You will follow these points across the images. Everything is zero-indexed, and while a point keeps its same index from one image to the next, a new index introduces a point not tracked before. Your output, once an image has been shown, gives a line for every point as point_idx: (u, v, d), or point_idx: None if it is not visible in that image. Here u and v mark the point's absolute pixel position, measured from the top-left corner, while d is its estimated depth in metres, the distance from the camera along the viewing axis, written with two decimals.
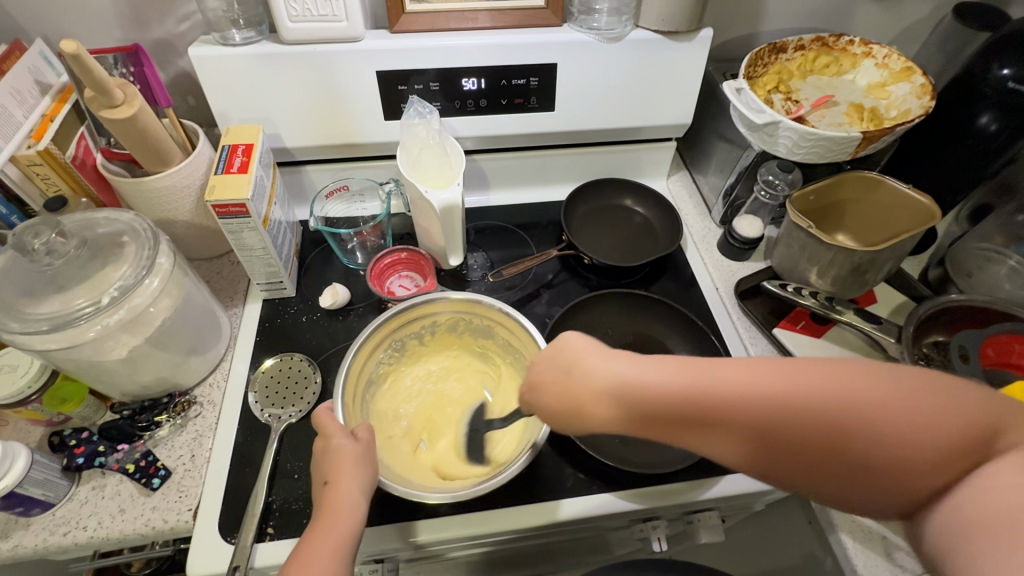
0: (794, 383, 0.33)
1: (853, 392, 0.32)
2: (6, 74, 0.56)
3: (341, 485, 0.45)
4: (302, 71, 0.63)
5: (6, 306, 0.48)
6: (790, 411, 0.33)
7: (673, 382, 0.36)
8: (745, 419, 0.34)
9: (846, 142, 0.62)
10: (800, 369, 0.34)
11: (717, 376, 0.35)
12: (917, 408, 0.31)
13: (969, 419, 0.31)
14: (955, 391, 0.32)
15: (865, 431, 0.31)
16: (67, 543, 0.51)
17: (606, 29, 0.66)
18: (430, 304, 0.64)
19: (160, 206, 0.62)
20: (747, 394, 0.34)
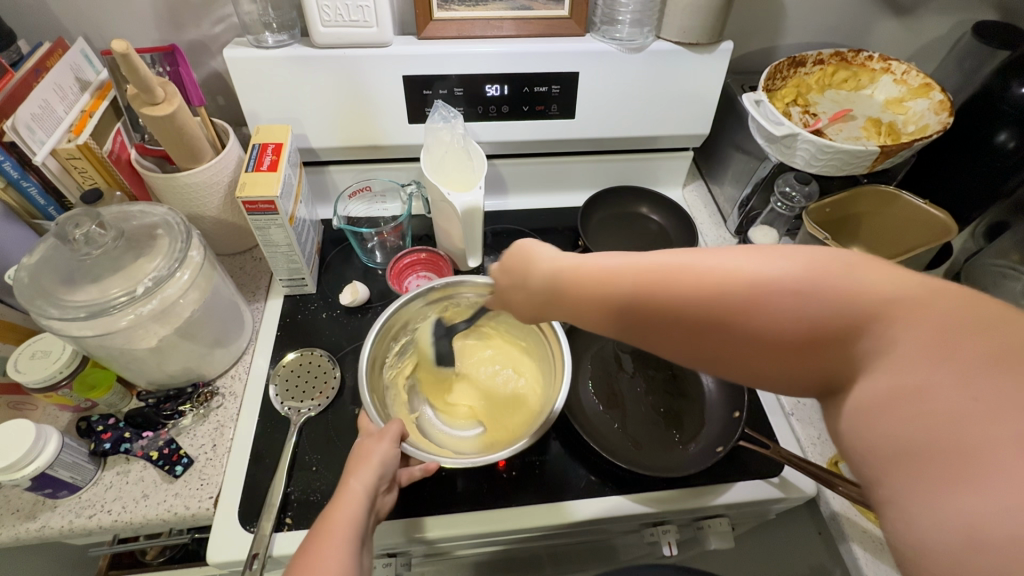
0: (700, 265, 0.33)
1: (742, 271, 0.31)
2: (49, 71, 0.58)
3: (351, 476, 0.46)
4: (332, 74, 0.65)
5: (46, 293, 0.49)
6: (685, 291, 0.32)
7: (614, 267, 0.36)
8: (637, 296, 0.34)
9: (863, 155, 0.63)
10: (724, 252, 0.33)
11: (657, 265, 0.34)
12: (813, 296, 0.29)
13: (889, 310, 0.28)
14: (877, 282, 0.29)
15: (753, 310, 0.30)
16: (92, 525, 0.52)
17: (628, 40, 0.68)
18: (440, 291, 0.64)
19: (190, 201, 0.63)
20: (657, 276, 0.33)
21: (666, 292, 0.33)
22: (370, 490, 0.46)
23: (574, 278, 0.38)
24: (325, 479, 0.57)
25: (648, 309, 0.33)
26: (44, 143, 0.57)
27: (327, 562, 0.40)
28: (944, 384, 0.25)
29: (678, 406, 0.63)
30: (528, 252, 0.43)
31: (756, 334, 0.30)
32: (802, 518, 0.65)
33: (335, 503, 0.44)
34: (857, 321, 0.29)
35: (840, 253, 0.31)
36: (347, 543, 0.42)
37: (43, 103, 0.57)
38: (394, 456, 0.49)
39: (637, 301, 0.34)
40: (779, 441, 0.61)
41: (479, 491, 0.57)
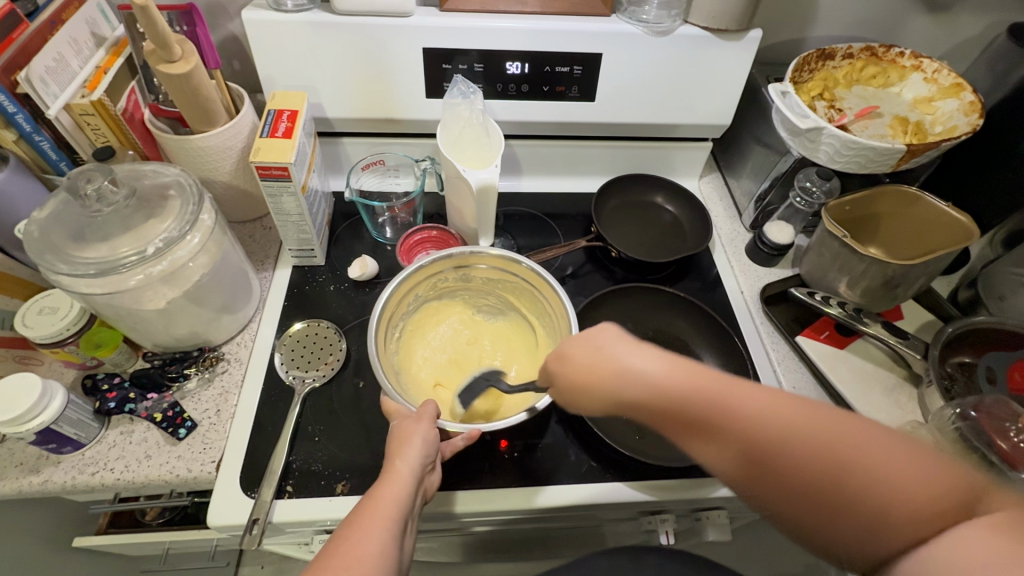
0: (791, 416, 0.35)
1: (823, 432, 0.35)
2: (65, 24, 0.57)
3: (402, 453, 0.46)
4: (351, 42, 0.64)
5: (55, 248, 0.49)
6: (777, 439, 0.35)
7: (680, 376, 0.38)
8: (727, 419, 0.36)
9: (889, 153, 0.61)
10: (796, 407, 0.36)
11: (728, 395, 0.37)
12: (885, 462, 0.33)
13: (942, 489, 0.32)
14: (922, 462, 0.33)
15: (849, 473, 0.34)
16: (95, 482, 0.53)
17: (655, 22, 0.66)
18: (439, 260, 0.63)
19: (203, 164, 0.63)
20: (752, 418, 0.36)
21: (748, 432, 0.36)
22: (417, 470, 0.45)
23: (656, 381, 0.38)
24: (327, 449, 0.57)
25: (742, 442, 0.36)
26: (58, 97, 0.56)
27: (371, 540, 0.39)
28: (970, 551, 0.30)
29: None
30: (600, 346, 0.42)
31: (841, 499, 0.34)
32: None
33: (380, 481, 0.44)
34: (915, 491, 0.33)
35: (869, 429, 0.35)
36: (392, 521, 0.41)
37: (58, 56, 0.56)
38: (436, 437, 0.49)
39: (738, 441, 0.36)
40: None
41: (480, 470, 0.57)
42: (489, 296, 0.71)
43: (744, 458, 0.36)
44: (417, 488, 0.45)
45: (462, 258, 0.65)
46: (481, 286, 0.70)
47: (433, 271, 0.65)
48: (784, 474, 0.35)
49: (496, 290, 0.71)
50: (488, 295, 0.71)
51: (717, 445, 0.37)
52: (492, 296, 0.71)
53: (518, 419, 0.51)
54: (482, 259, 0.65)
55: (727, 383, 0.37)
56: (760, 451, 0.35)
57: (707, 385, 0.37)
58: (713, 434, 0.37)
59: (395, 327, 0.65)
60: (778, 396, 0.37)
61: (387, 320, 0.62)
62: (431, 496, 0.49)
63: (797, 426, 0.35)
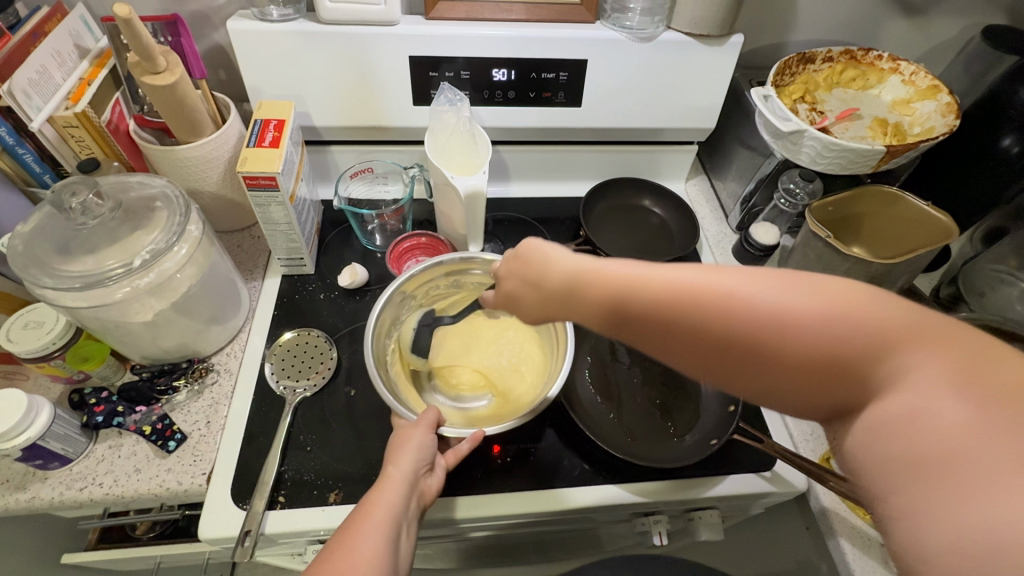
0: (718, 288, 0.32)
1: (765, 300, 0.31)
2: (48, 36, 0.57)
3: (398, 460, 0.46)
4: (337, 51, 0.64)
5: (39, 261, 0.49)
6: (696, 300, 0.32)
7: (605, 273, 0.36)
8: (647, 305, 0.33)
9: (869, 155, 0.63)
10: (714, 272, 0.33)
11: (645, 275, 0.34)
12: (807, 317, 0.30)
13: (885, 334, 0.29)
14: (888, 312, 0.29)
15: (768, 333, 0.30)
16: (83, 498, 0.52)
17: (638, 28, 0.67)
18: (430, 268, 0.64)
19: (189, 174, 0.62)
20: (669, 286, 0.33)
21: (662, 299, 0.33)
22: (412, 476, 0.45)
23: (593, 280, 0.37)
24: (319, 459, 0.57)
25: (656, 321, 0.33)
26: (41, 109, 0.56)
27: (365, 545, 0.39)
28: (939, 410, 0.26)
29: (673, 396, 0.64)
30: (544, 251, 0.41)
31: (765, 360, 0.30)
32: (791, 513, 0.66)
33: (375, 488, 0.44)
34: (844, 345, 0.29)
35: (822, 288, 0.30)
36: (384, 526, 0.41)
37: (41, 68, 0.55)
38: (433, 443, 0.49)
39: (655, 319, 0.33)
40: (772, 435, 0.62)
41: (474, 476, 0.57)
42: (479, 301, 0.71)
43: (660, 334, 0.33)
44: (411, 494, 0.45)
45: (452, 265, 0.66)
46: (474, 293, 0.70)
47: (423, 279, 0.65)
48: (705, 342, 0.32)
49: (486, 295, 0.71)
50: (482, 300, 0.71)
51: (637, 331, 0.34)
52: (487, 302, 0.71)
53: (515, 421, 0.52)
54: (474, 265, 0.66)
55: (650, 270, 0.35)
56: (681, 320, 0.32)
57: (630, 276, 0.35)
58: (636, 316, 0.34)
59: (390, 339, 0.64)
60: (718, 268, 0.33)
61: (383, 328, 0.62)
62: (431, 503, 0.48)
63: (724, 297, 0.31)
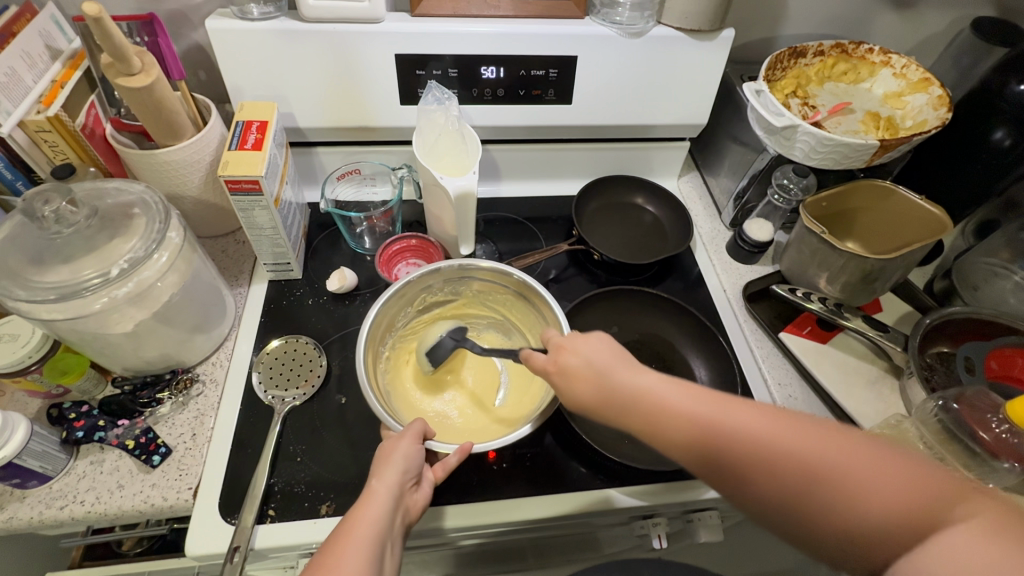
0: (792, 440, 0.37)
1: (828, 458, 0.36)
2: (17, 37, 0.55)
3: (384, 472, 0.45)
4: (320, 50, 0.62)
5: (12, 273, 0.47)
6: (775, 454, 0.37)
7: (683, 403, 0.40)
8: (723, 443, 0.38)
9: (863, 149, 0.62)
10: (787, 422, 0.38)
11: (724, 413, 0.39)
12: (867, 481, 0.35)
13: (934, 500, 0.34)
14: (924, 477, 0.35)
15: (834, 492, 0.35)
16: (64, 516, 0.50)
17: (628, 24, 0.66)
18: (431, 274, 0.62)
19: (169, 179, 0.60)
20: (746, 431, 0.38)
21: (743, 443, 0.38)
22: (398, 488, 0.44)
23: (670, 407, 0.40)
24: (310, 470, 0.55)
25: (733, 460, 0.38)
26: (11, 114, 0.53)
27: (349, 566, 0.38)
28: (969, 555, 0.33)
29: None
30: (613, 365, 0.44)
31: (825, 510, 0.36)
32: None
33: (360, 502, 0.42)
34: (898, 511, 0.34)
35: (872, 450, 0.36)
36: (368, 545, 0.40)
37: (10, 71, 0.53)
38: (421, 454, 0.48)
39: (736, 460, 0.38)
40: None
41: (469, 483, 0.56)
42: (477, 309, 0.70)
43: (738, 475, 0.38)
44: (396, 509, 0.43)
45: (452, 272, 0.64)
46: (471, 299, 0.69)
47: (418, 287, 0.63)
48: (776, 488, 0.37)
49: (485, 302, 0.69)
50: (479, 308, 0.70)
51: (712, 465, 0.39)
52: (483, 309, 0.70)
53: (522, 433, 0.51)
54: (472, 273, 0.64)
55: (732, 408, 0.39)
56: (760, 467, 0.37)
57: (713, 408, 0.39)
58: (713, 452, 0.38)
59: (382, 349, 0.62)
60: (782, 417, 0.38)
61: (376, 338, 0.60)
62: (418, 518, 0.47)
63: (793, 448, 0.37)
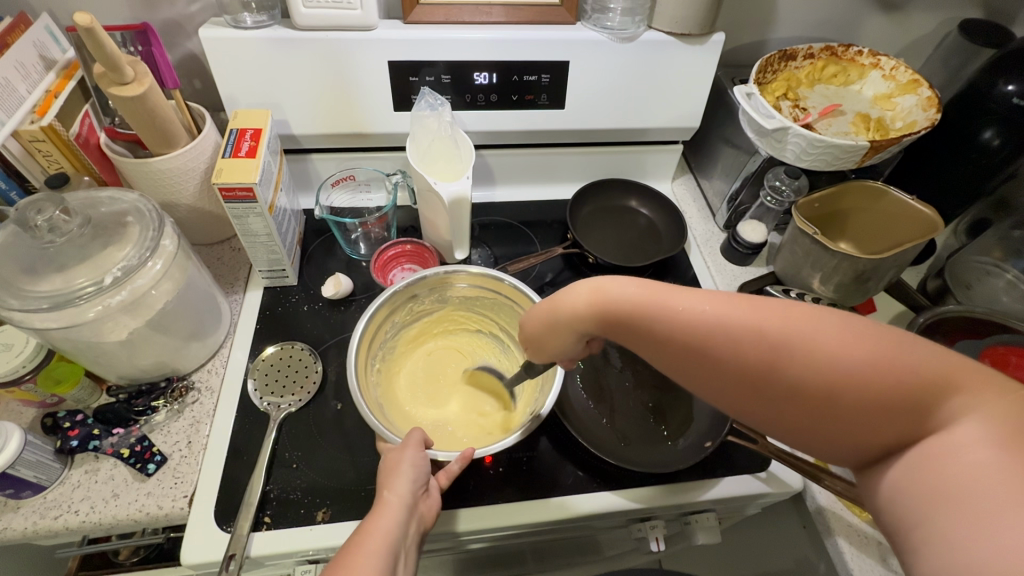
0: (759, 323, 0.34)
1: (799, 335, 0.33)
2: (11, 48, 0.55)
3: (392, 481, 0.44)
4: (313, 57, 0.63)
5: (6, 282, 0.47)
6: (731, 334, 0.35)
7: (645, 297, 0.38)
8: (687, 338, 0.36)
9: (853, 150, 0.63)
10: (754, 305, 0.35)
11: (688, 305, 0.36)
12: (833, 352, 0.32)
13: (920, 378, 0.31)
14: (909, 353, 0.32)
15: (799, 364, 0.33)
16: (58, 526, 0.50)
17: (620, 29, 0.67)
18: (419, 282, 0.61)
19: (164, 188, 0.61)
20: (698, 317, 0.36)
21: (706, 336, 0.35)
22: (408, 497, 0.44)
23: (625, 306, 0.39)
24: (306, 477, 0.55)
25: (689, 344, 0.36)
26: (5, 124, 0.54)
27: None
28: (960, 443, 0.30)
29: (665, 399, 0.63)
30: (587, 278, 0.42)
31: (799, 397, 0.33)
32: (788, 512, 0.65)
33: (370, 515, 0.42)
34: (882, 391, 0.32)
35: (850, 324, 0.33)
36: (382, 556, 0.39)
37: (4, 81, 0.53)
38: (426, 462, 0.48)
39: (689, 346, 0.36)
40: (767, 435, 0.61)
41: (466, 488, 0.56)
42: (465, 315, 0.70)
43: (702, 363, 0.36)
44: (409, 518, 0.43)
45: (438, 279, 0.63)
46: (459, 306, 0.68)
47: (408, 294, 0.62)
48: (734, 372, 0.35)
49: (473, 307, 0.69)
50: (467, 314, 0.69)
51: (679, 360, 0.37)
52: (472, 315, 0.70)
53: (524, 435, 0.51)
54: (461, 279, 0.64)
55: (682, 294, 0.37)
56: (717, 349, 0.35)
57: (662, 301, 0.37)
58: (668, 343, 0.37)
59: (374, 357, 0.62)
60: (745, 300, 0.35)
61: (367, 347, 0.59)
62: (433, 524, 0.47)
63: (762, 331, 0.34)
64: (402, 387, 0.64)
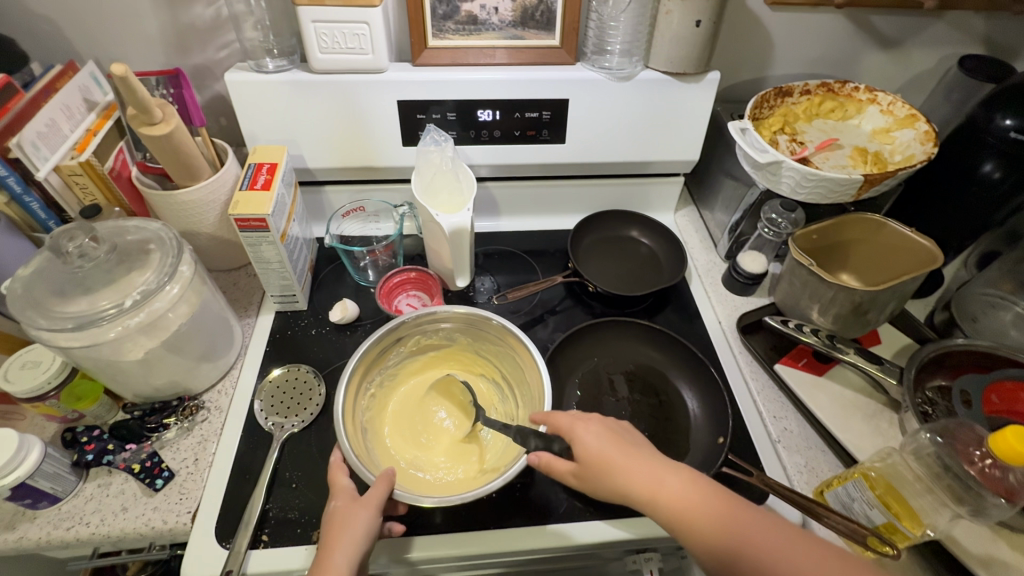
0: (800, 557, 0.40)
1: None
2: (59, 93, 0.61)
3: (337, 548, 0.45)
4: (328, 98, 0.67)
5: (38, 303, 0.51)
6: (775, 561, 0.40)
7: (699, 498, 0.44)
8: (733, 550, 0.41)
9: (847, 183, 0.63)
10: (796, 539, 0.41)
11: (735, 517, 0.42)
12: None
13: None
14: None
15: None
16: (69, 537, 0.52)
17: (617, 69, 0.70)
18: (426, 317, 0.63)
19: (186, 218, 0.65)
20: (753, 541, 0.41)
21: (752, 553, 0.41)
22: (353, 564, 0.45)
23: (676, 500, 0.44)
24: (304, 496, 0.56)
25: (739, 561, 0.41)
26: (48, 160, 0.59)
27: None
28: None
29: (661, 430, 0.63)
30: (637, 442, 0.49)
31: None
32: None
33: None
34: None
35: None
36: None
37: (50, 122, 0.59)
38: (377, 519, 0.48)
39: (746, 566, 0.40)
40: (766, 469, 0.60)
41: (459, 513, 0.56)
42: (469, 357, 0.68)
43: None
44: None
45: (440, 317, 0.63)
46: (466, 346, 0.68)
47: (412, 328, 0.63)
48: None
49: (477, 349, 0.68)
50: (471, 356, 0.68)
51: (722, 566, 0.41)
52: (476, 358, 0.68)
53: (482, 491, 0.49)
54: (459, 318, 0.64)
55: (731, 499, 0.44)
56: (763, 567, 0.40)
57: (720, 513, 0.43)
58: (715, 544, 0.42)
59: (368, 384, 0.62)
60: (794, 537, 0.41)
61: (362, 375, 0.60)
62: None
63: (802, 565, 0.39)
64: (391, 415, 0.64)
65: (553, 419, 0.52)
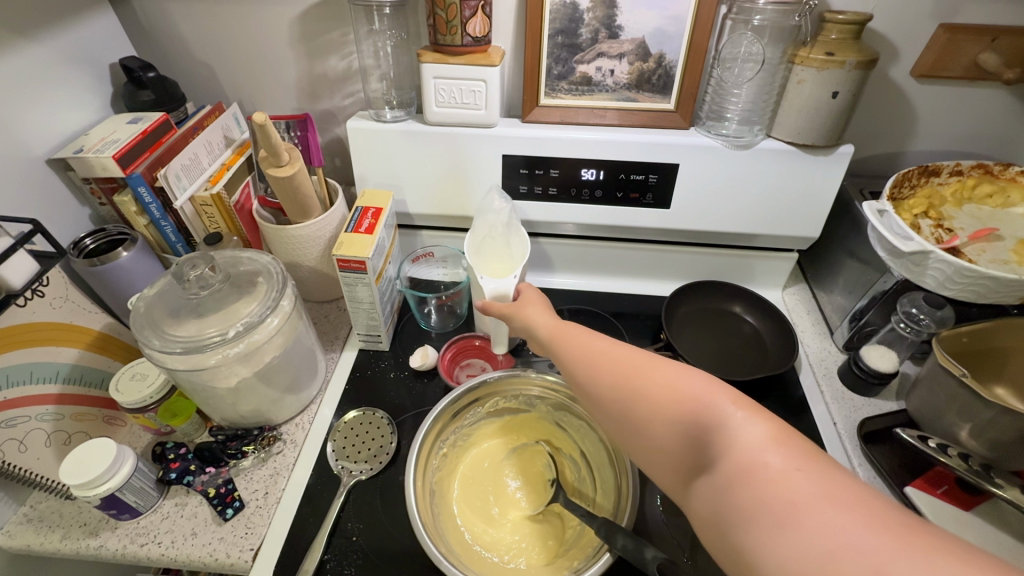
0: (740, 435, 0.30)
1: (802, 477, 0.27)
2: (204, 130, 0.68)
3: None
4: (437, 148, 0.69)
5: (155, 323, 0.54)
6: (716, 447, 0.30)
7: (663, 369, 0.36)
8: (680, 419, 0.33)
9: (1015, 285, 0.54)
10: (773, 431, 0.29)
11: (691, 388, 0.34)
12: (848, 543, 0.24)
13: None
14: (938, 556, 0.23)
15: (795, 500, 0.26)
16: (141, 554, 0.53)
17: (735, 136, 0.66)
18: (515, 378, 0.62)
19: (293, 251, 0.68)
20: (700, 409, 0.32)
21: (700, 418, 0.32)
22: None
23: (631, 373, 0.37)
24: (363, 552, 0.54)
25: (691, 431, 0.32)
26: (186, 190, 0.65)
27: None
28: None
29: None
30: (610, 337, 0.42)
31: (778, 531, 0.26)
32: None
33: None
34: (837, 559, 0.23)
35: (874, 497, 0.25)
36: None
37: (194, 157, 0.66)
38: None
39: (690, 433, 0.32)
40: None
41: None
42: (546, 423, 0.65)
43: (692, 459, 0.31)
44: None
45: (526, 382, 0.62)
46: (546, 414, 0.64)
47: (495, 390, 0.62)
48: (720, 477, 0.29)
49: (556, 417, 0.64)
50: (549, 424, 0.65)
51: (668, 437, 0.33)
52: (554, 427, 0.65)
53: None
54: (545, 385, 0.61)
55: (708, 378, 0.34)
56: (708, 432, 0.31)
57: (672, 379, 0.35)
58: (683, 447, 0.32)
59: (442, 444, 0.60)
60: (788, 439, 0.29)
61: (436, 435, 0.58)
62: None
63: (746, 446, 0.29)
64: (461, 478, 0.60)
65: (521, 299, 0.55)
